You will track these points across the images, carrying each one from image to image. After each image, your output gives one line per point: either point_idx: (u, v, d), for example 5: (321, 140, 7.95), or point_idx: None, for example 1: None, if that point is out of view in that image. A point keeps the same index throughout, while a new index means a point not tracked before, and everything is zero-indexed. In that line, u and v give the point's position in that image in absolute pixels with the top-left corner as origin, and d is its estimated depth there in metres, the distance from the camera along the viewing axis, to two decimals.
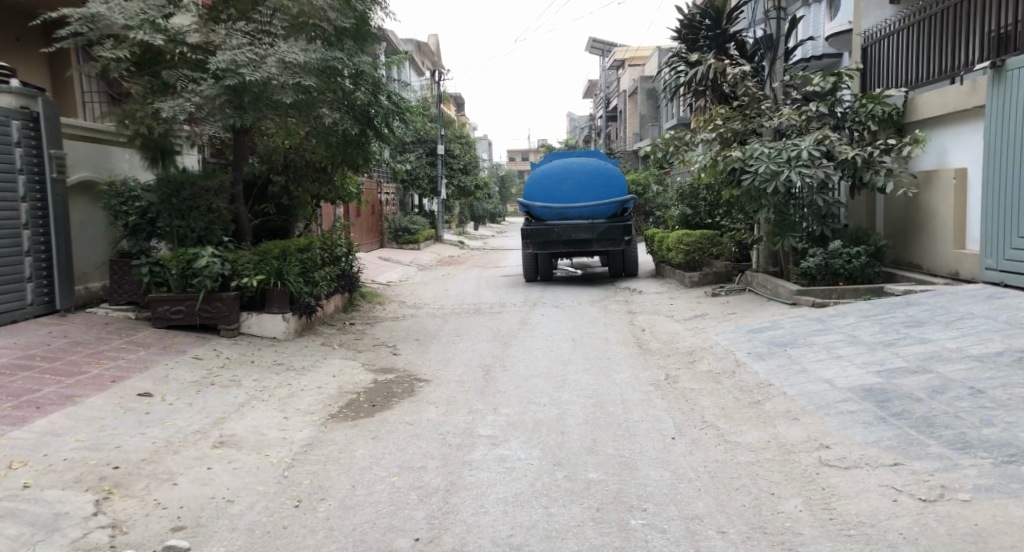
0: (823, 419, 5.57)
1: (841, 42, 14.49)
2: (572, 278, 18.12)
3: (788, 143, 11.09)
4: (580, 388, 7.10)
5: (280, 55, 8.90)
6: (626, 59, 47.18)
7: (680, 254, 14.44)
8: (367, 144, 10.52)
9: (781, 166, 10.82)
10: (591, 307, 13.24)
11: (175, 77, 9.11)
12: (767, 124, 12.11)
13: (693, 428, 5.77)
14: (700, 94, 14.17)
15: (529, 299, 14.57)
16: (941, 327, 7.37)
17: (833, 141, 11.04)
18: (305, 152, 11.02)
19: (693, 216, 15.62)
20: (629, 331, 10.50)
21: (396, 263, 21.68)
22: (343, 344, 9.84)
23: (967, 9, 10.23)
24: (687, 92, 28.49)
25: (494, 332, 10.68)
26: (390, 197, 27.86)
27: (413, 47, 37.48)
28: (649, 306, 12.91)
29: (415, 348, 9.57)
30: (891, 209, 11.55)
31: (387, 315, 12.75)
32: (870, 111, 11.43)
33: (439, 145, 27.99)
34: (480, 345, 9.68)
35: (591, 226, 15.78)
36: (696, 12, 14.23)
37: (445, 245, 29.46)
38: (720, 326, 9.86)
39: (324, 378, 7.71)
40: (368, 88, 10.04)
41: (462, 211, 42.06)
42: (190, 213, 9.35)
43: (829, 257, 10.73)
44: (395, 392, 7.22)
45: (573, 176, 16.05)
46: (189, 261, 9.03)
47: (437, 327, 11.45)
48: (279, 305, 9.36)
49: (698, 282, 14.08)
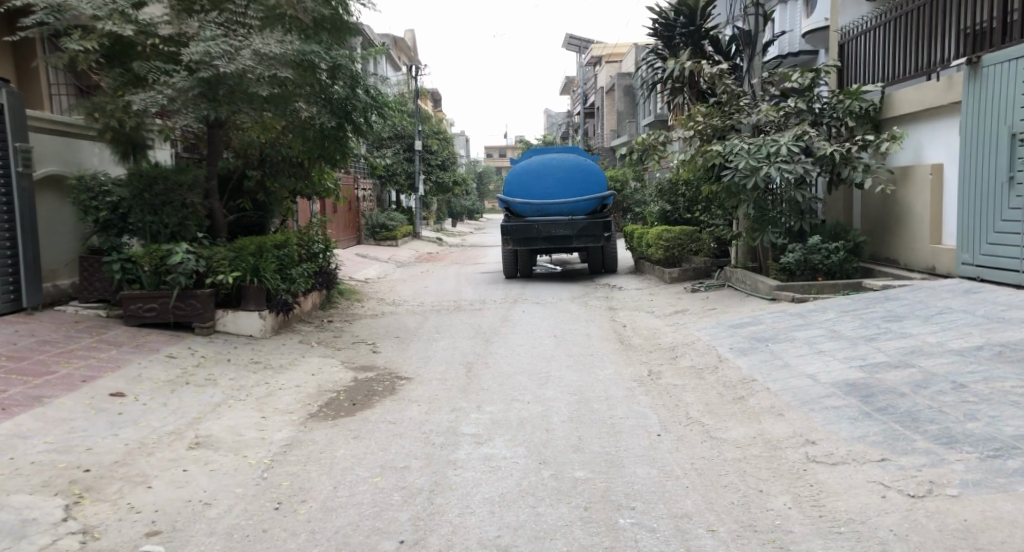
0: (808, 414, 5.53)
1: (817, 39, 14.52)
2: (551, 274, 18.08)
3: (768, 139, 11.06)
4: (564, 385, 7.04)
5: (255, 45, 8.76)
6: (603, 56, 47.25)
7: (659, 251, 14.42)
8: (346, 139, 10.36)
9: (761, 162, 10.81)
10: (571, 304, 13.18)
11: (146, 69, 8.92)
12: (745, 120, 12.08)
13: (678, 424, 5.72)
14: (678, 90, 14.17)
15: (509, 295, 14.48)
16: (921, 322, 7.38)
17: (812, 137, 11.05)
18: (282, 147, 10.88)
19: (672, 212, 15.58)
20: (611, 327, 10.45)
21: (374, 259, 21.53)
22: (322, 342, 9.71)
23: (940, 4, 10.28)
24: (665, 88, 28.57)
25: (476, 329, 10.58)
26: (368, 194, 27.65)
27: (389, 43, 37.29)
28: (629, 302, 12.87)
29: (395, 346, 9.45)
30: (868, 205, 11.51)
31: (366, 313, 12.60)
32: (849, 107, 11.42)
33: (417, 141, 27.85)
34: (460, 342, 9.57)
35: (571, 222, 15.73)
36: (669, 10, 14.23)
37: (422, 241, 29.28)
38: (701, 321, 9.84)
39: (302, 376, 7.57)
40: (345, 82, 9.94)
41: (440, 207, 41.91)
42: (163, 209, 9.14)
43: (808, 252, 10.70)
44: (376, 390, 7.11)
45: (552, 173, 16.01)
46: (162, 258, 8.85)
47: (417, 324, 11.33)
48: (256, 302, 9.22)
49: (678, 278, 14.06)
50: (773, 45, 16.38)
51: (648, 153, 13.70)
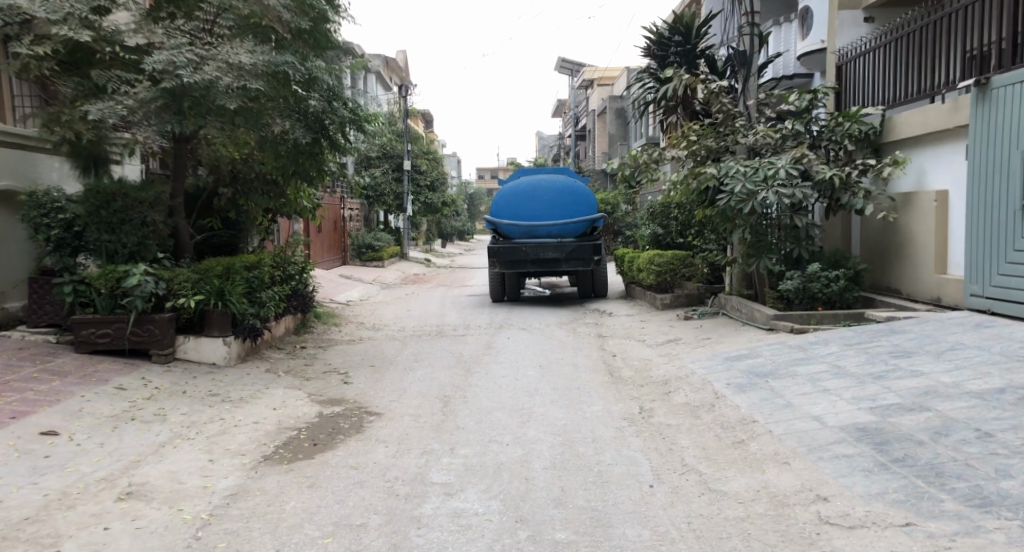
0: (817, 463, 4.96)
1: (813, 61, 14.12)
2: (539, 298, 17.53)
3: (765, 161, 10.56)
4: (547, 424, 6.45)
5: (223, 55, 8.26)
6: (596, 79, 46.99)
7: (651, 276, 13.90)
8: (322, 155, 9.74)
9: (758, 186, 10.29)
10: (559, 330, 12.61)
11: (106, 78, 8.40)
12: (741, 142, 11.63)
13: (672, 473, 5.14)
14: (671, 110, 13.70)
15: (495, 320, 13.90)
16: (932, 358, 6.83)
17: (811, 160, 10.54)
18: (255, 163, 10.33)
19: (664, 236, 15.04)
20: (599, 357, 9.88)
21: (358, 281, 20.92)
22: (290, 371, 9.13)
23: (945, 24, 9.85)
24: (658, 111, 28.18)
25: (457, 357, 9.99)
26: (354, 213, 27.09)
27: (381, 61, 36.93)
28: (620, 330, 12.30)
29: (368, 377, 8.84)
30: (868, 231, 10.92)
31: (344, 338, 11.98)
32: (847, 129, 10.94)
33: (405, 161, 27.32)
34: (439, 372, 8.98)
35: (560, 245, 15.19)
36: (664, 29, 13.84)
37: (410, 263, 28.68)
38: (695, 352, 9.28)
39: (263, 411, 6.97)
40: (322, 95, 9.36)
41: (429, 228, 41.36)
42: (121, 227, 8.56)
43: (807, 280, 10.12)
44: (342, 428, 6.52)
45: (541, 194, 15.52)
46: (118, 279, 8.28)
47: (396, 352, 10.72)
48: (220, 328, 8.73)
49: (670, 304, 13.52)
50: (767, 68, 16.01)
51: (639, 173, 13.24)
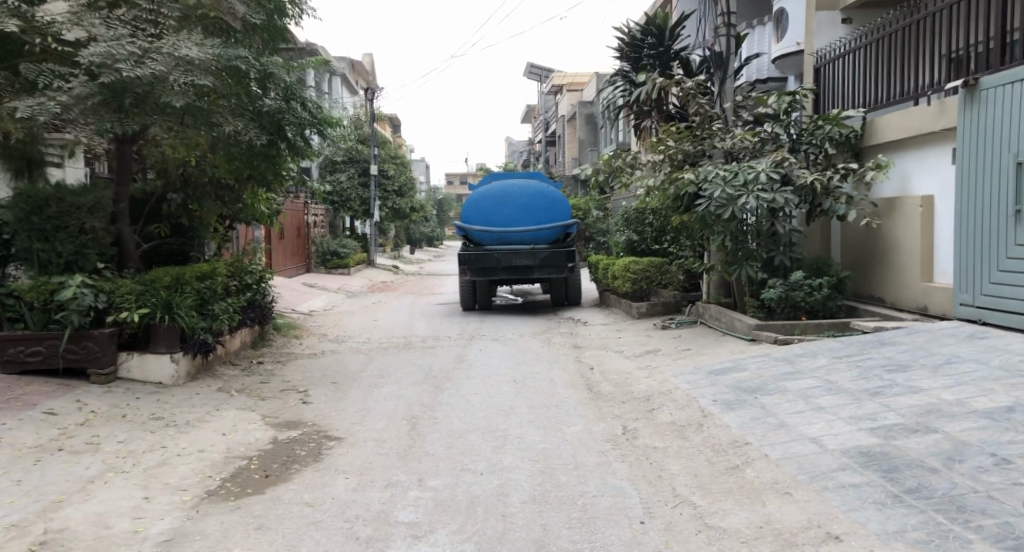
0: (823, 493, 4.50)
1: (786, 65, 13.75)
2: (510, 306, 17.00)
3: (744, 165, 10.08)
4: (523, 449, 5.92)
5: (167, 47, 7.71)
6: (565, 84, 46.64)
7: (626, 283, 13.45)
8: (280, 158, 9.16)
9: (738, 190, 9.82)
10: (531, 340, 12.12)
11: (37, 72, 7.82)
12: (719, 145, 11.09)
13: (663, 505, 4.65)
14: (645, 113, 13.20)
15: (465, 330, 13.37)
16: (931, 372, 6.39)
17: (792, 163, 10.06)
18: (208, 166, 9.73)
19: (639, 243, 14.59)
20: (575, 371, 9.39)
21: (323, 289, 20.25)
22: (244, 391, 8.51)
23: (927, 23, 9.42)
24: (629, 116, 27.81)
25: (425, 372, 9.42)
26: (320, 219, 26.40)
27: (347, 65, 36.23)
28: (595, 340, 11.83)
29: (330, 396, 8.23)
30: (849, 237, 10.48)
31: (305, 351, 11.36)
32: (827, 132, 10.39)
33: (372, 166, 26.66)
34: (406, 389, 8.41)
35: (532, 252, 14.68)
36: (637, 30, 13.32)
37: (377, 269, 28.01)
38: (676, 365, 8.82)
39: (210, 438, 6.36)
40: (278, 93, 8.79)
41: (397, 234, 40.65)
42: (55, 235, 8.13)
43: (790, 288, 9.65)
44: (298, 456, 5.99)
45: (513, 200, 15.02)
46: (52, 292, 7.86)
47: (360, 366, 10.13)
48: (167, 344, 8.26)
49: (646, 313, 13.08)
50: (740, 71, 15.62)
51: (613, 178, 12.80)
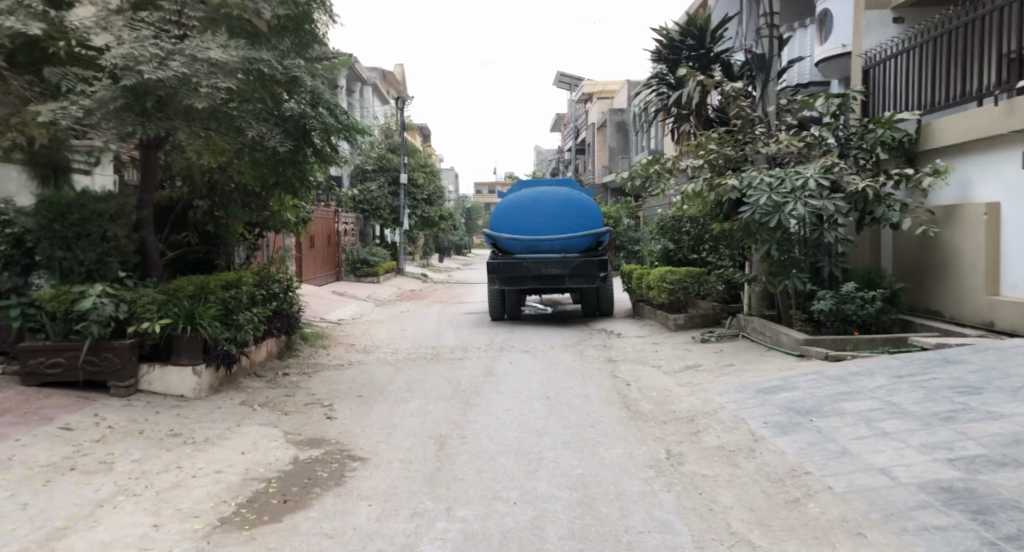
0: (899, 536, 4.04)
1: (831, 67, 13.21)
2: (541, 316, 16.58)
3: (791, 171, 9.61)
4: (560, 475, 5.50)
5: (190, 49, 7.41)
6: (596, 92, 46.22)
7: (662, 294, 12.98)
8: (307, 164, 8.83)
9: (785, 198, 9.32)
10: (564, 353, 11.69)
11: (61, 75, 7.53)
12: (762, 150, 10.60)
13: (717, 543, 4.21)
14: (683, 117, 12.77)
15: (495, 341, 12.97)
16: (1005, 396, 5.87)
17: (842, 169, 9.54)
18: (234, 173, 9.47)
19: (675, 252, 14.10)
20: (611, 387, 8.96)
21: (351, 298, 20.00)
22: (267, 405, 8.20)
23: (991, 19, 8.80)
24: (662, 124, 27.32)
25: (454, 386, 9.03)
26: (349, 227, 26.19)
27: (378, 74, 36.17)
28: (631, 353, 11.36)
29: (355, 411, 7.87)
30: (903, 247, 9.92)
31: (331, 362, 11.03)
32: (878, 135, 9.79)
33: (402, 174, 26.42)
34: (434, 404, 8.02)
35: (563, 261, 14.24)
36: (676, 31, 12.89)
37: (406, 278, 27.73)
38: (719, 383, 8.34)
39: (229, 457, 6.03)
40: (303, 98, 8.46)
41: (427, 243, 40.43)
42: (77, 242, 7.87)
43: (841, 301, 9.15)
44: (319, 478, 5.62)
45: (543, 207, 14.64)
46: (72, 302, 7.59)
47: (387, 378, 9.76)
48: (189, 355, 7.99)
49: (683, 325, 12.58)
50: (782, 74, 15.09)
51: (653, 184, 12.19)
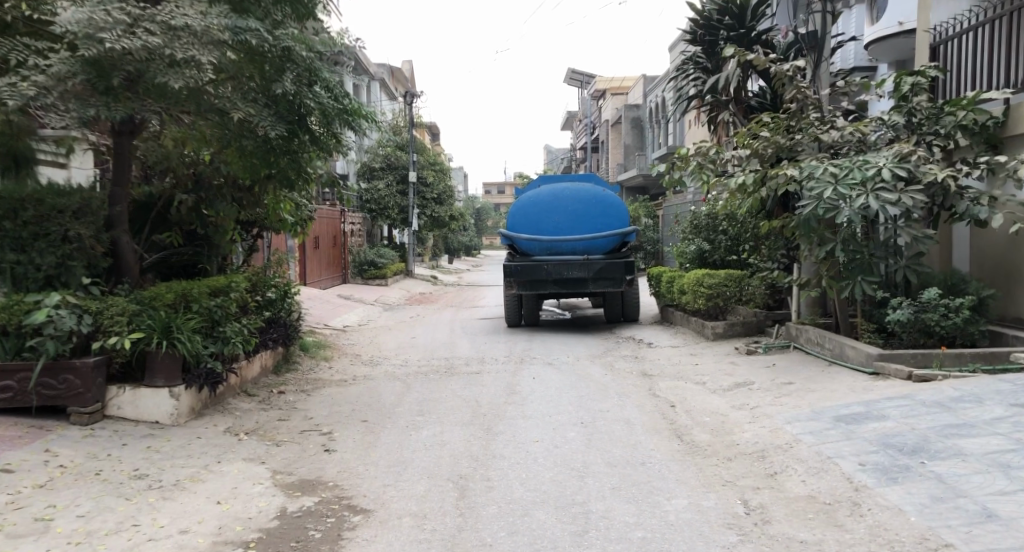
0: None
1: (885, 48, 11.88)
2: (561, 322, 15.38)
3: (859, 160, 8.37)
4: (618, 542, 4.34)
5: (163, 14, 6.30)
6: (608, 89, 44.96)
7: (699, 300, 11.76)
8: (304, 153, 7.65)
9: (856, 190, 8.10)
10: (592, 366, 10.50)
11: (11, 48, 6.44)
12: (821, 137, 9.34)
13: None
14: (720, 105, 11.54)
15: (514, 351, 11.81)
16: None
17: (918, 158, 8.33)
18: (223, 165, 8.32)
19: (711, 253, 12.88)
20: (655, 409, 7.76)
21: (358, 302, 18.83)
22: (255, 433, 7.03)
23: None
24: (684, 120, 26.02)
25: (472, 408, 7.83)
26: (356, 227, 25.08)
27: (385, 71, 35.02)
28: (667, 366, 10.16)
29: (358, 442, 6.70)
30: (985, 246, 8.69)
31: (332, 377, 9.86)
32: (959, 118, 8.52)
33: (411, 173, 25.21)
34: (450, 432, 6.84)
35: (587, 262, 13.02)
36: (714, 8, 11.58)
37: (415, 280, 26.55)
38: (783, 408, 7.14)
39: (203, 512, 4.88)
40: (298, 76, 7.28)
41: (434, 244, 39.28)
42: (33, 244, 6.76)
43: (920, 309, 7.98)
44: (315, 543, 4.47)
45: (564, 205, 13.46)
46: (26, 314, 6.47)
47: (396, 397, 8.58)
48: (165, 376, 6.85)
49: (722, 334, 11.37)
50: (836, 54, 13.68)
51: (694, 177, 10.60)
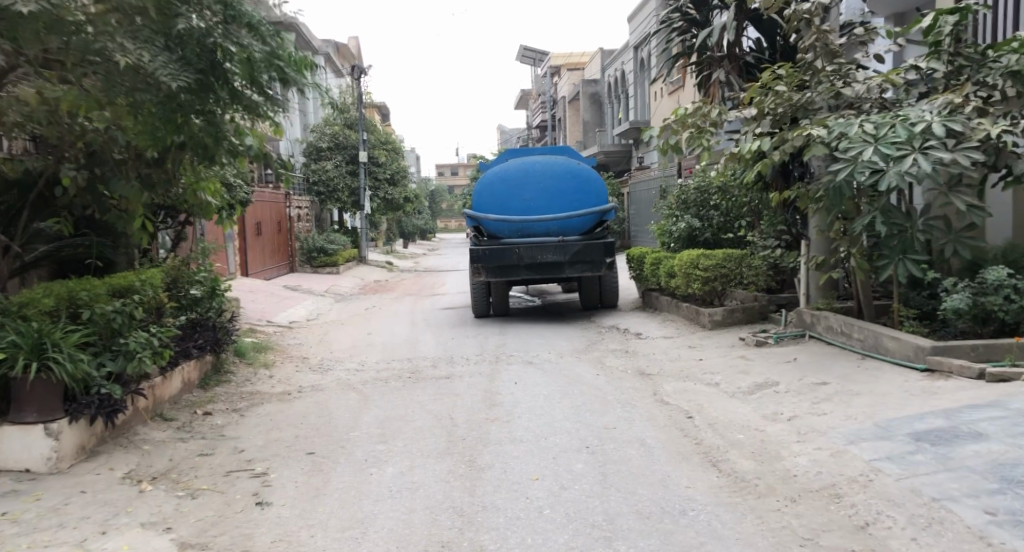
0: None
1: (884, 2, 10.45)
2: (532, 311, 13.89)
3: (899, 115, 7.00)
4: None
5: None
6: (564, 64, 43.32)
7: (695, 285, 10.31)
8: (219, 114, 5.99)
9: (901, 150, 6.69)
10: (578, 363, 9.04)
11: None
12: (844, 90, 7.91)
13: None
14: (713, 61, 10.13)
15: (485, 348, 10.29)
16: None
17: (971, 111, 7.01)
18: (121, 135, 6.66)
19: (701, 231, 11.49)
20: (668, 423, 6.33)
21: (306, 293, 17.09)
22: (164, 478, 5.42)
23: None
24: (650, 91, 24.45)
25: (444, 430, 6.29)
26: (303, 211, 23.19)
27: (330, 45, 32.99)
28: (666, 363, 8.73)
29: (296, 488, 5.13)
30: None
31: (273, 389, 8.22)
32: (1010, 63, 7.20)
33: (361, 152, 23.39)
34: (419, 469, 5.33)
35: (561, 245, 11.50)
36: None
37: (368, 267, 24.75)
38: (831, 420, 5.78)
39: None
40: (207, 12, 5.60)
41: (388, 228, 37.49)
42: None
43: (979, 292, 6.70)
44: None
45: (536, 180, 11.95)
46: None
47: (349, 416, 6.99)
48: (38, 409, 5.31)
49: (721, 322, 9.99)
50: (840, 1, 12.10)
51: (690, 138, 8.76)
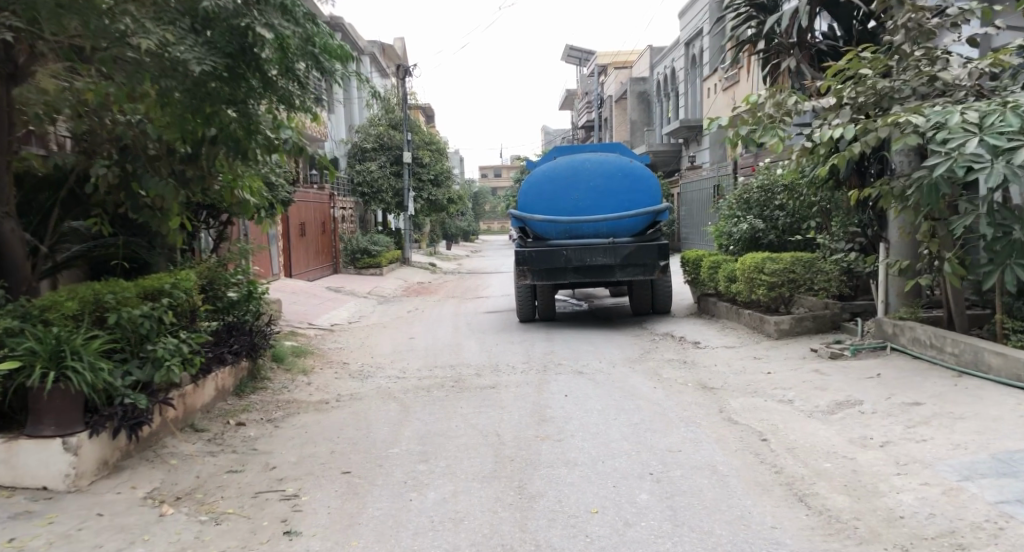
0: None
1: None
2: (581, 316, 13.26)
3: (1008, 102, 6.25)
4: None
5: None
6: (611, 63, 42.49)
7: (760, 290, 9.60)
8: (256, 101, 5.52)
9: (1012, 141, 5.96)
10: (634, 374, 8.42)
11: None
12: (936, 77, 7.17)
13: None
14: (783, 50, 9.40)
15: (534, 356, 9.71)
16: None
17: None
18: (151, 126, 6.24)
19: (765, 233, 10.76)
20: (741, 445, 5.67)
21: (349, 295, 16.68)
22: (188, 498, 4.95)
23: None
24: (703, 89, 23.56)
25: (493, 449, 5.72)
26: (347, 212, 22.85)
27: (376, 46, 32.69)
28: (731, 375, 8.06)
29: (332, 514, 4.62)
30: None
31: (310, 398, 7.75)
32: None
33: (406, 153, 22.98)
34: (467, 496, 4.77)
35: (612, 247, 10.84)
36: None
37: (412, 269, 24.32)
38: (932, 447, 5.08)
39: None
40: None
41: (432, 230, 37.10)
42: None
43: None
44: None
45: (588, 178, 11.34)
46: None
47: (390, 430, 6.46)
48: (55, 422, 4.85)
49: (788, 330, 9.27)
50: None
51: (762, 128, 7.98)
